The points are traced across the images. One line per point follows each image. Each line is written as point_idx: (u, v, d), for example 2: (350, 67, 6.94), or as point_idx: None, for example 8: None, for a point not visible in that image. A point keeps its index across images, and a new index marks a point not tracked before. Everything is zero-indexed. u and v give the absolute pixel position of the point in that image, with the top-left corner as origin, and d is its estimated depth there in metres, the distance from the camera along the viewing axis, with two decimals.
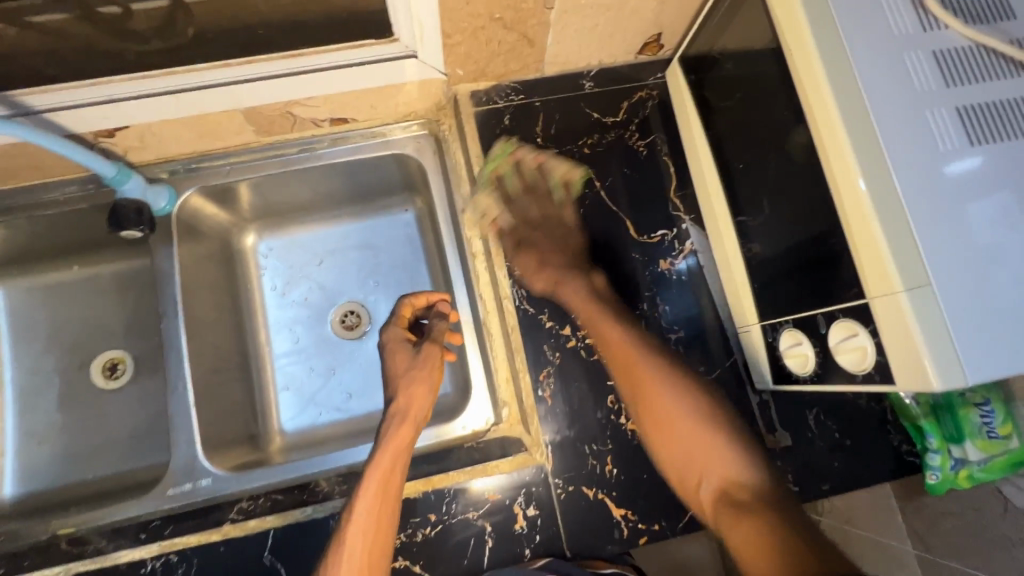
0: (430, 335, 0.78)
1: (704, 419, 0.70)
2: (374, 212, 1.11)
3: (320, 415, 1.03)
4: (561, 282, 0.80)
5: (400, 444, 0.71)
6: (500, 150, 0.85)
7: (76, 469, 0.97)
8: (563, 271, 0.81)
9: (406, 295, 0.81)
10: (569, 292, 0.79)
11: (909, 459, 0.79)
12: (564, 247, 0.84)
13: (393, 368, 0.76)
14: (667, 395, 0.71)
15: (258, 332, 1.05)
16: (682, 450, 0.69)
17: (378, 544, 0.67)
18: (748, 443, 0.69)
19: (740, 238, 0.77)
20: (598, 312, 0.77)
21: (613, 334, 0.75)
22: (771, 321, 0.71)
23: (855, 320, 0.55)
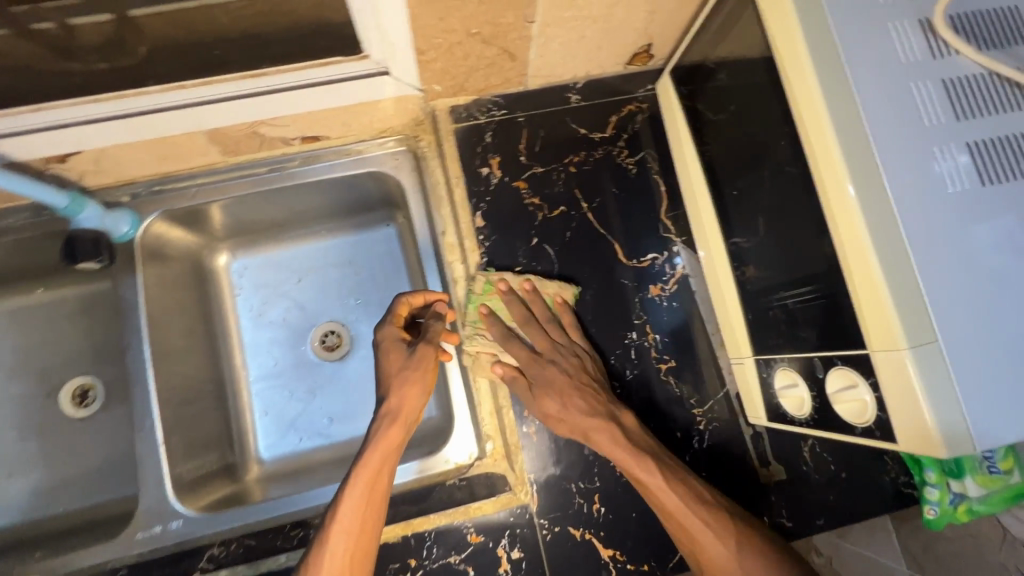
0: (425, 335, 0.77)
1: (756, 564, 0.63)
2: (354, 228, 1.06)
3: (300, 442, 0.99)
4: (591, 432, 0.72)
5: (390, 445, 0.71)
6: (483, 284, 0.79)
7: (47, 502, 0.94)
8: (587, 416, 0.72)
9: (404, 292, 0.79)
10: (602, 441, 0.71)
11: (906, 490, 0.77)
12: (579, 383, 0.75)
13: (387, 367, 0.77)
14: (709, 539, 0.65)
15: (234, 356, 1.01)
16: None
17: (362, 544, 0.66)
18: (796, 571, 0.63)
19: (734, 264, 0.73)
20: (633, 459, 0.68)
21: (655, 482, 0.67)
22: (765, 356, 0.67)
23: (855, 369, 0.52)
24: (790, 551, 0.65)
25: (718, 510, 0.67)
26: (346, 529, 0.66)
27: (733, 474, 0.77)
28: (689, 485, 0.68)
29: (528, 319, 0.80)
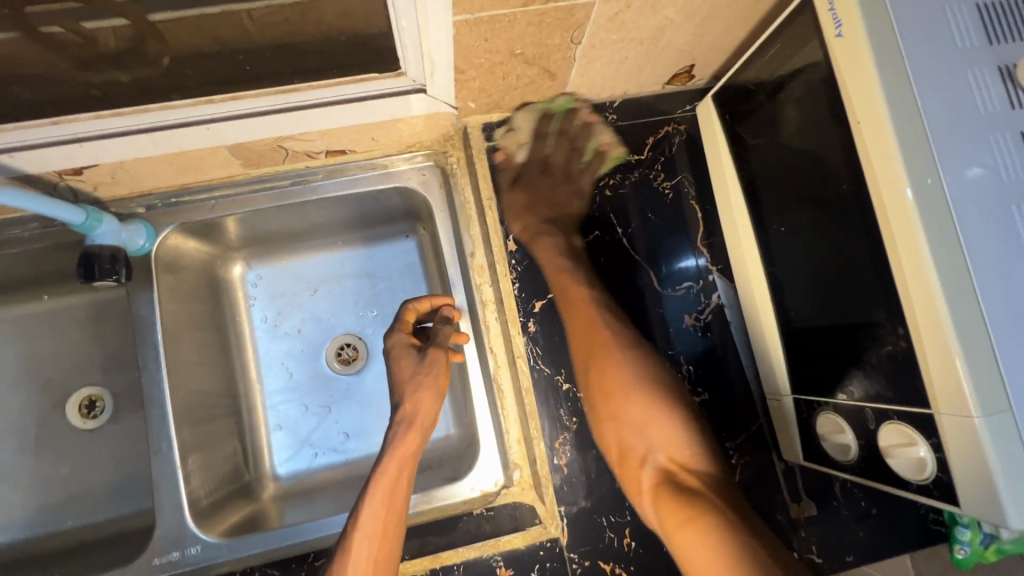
0: (434, 340, 0.77)
1: (656, 398, 0.72)
2: (373, 239, 1.03)
3: (316, 457, 0.98)
4: (540, 232, 0.79)
5: (407, 450, 0.72)
6: (564, 98, 0.78)
7: (55, 517, 0.92)
8: (542, 218, 0.80)
9: (410, 299, 0.79)
10: (543, 249, 0.78)
11: (936, 528, 0.76)
12: (555, 205, 0.82)
13: (399, 374, 0.77)
14: (625, 366, 0.73)
15: (248, 368, 0.99)
16: (628, 414, 0.72)
17: (385, 549, 0.66)
18: (694, 416, 0.73)
19: (775, 299, 0.70)
20: (568, 279, 0.76)
21: (583, 307, 0.75)
22: (807, 398, 0.66)
23: (913, 427, 0.51)
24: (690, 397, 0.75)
25: (640, 350, 0.74)
26: (367, 534, 0.67)
27: (766, 510, 0.75)
28: (613, 320, 0.75)
29: (563, 137, 0.83)
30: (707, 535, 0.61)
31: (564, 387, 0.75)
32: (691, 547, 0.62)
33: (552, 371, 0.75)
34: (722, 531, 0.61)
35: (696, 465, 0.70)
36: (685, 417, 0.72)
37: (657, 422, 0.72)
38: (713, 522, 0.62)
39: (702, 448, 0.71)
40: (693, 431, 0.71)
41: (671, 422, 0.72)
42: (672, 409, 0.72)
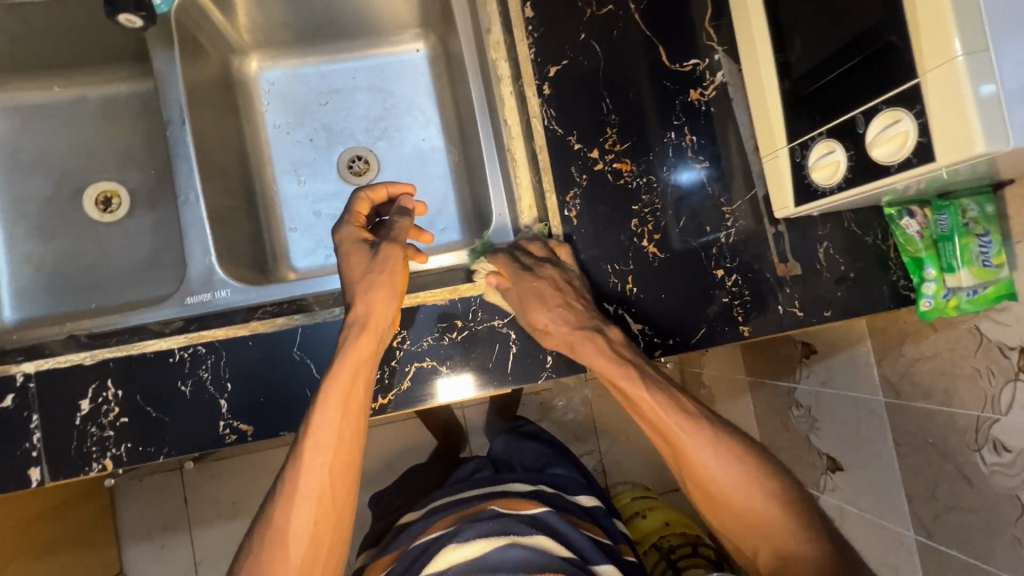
0: (390, 235, 0.71)
1: (749, 489, 0.67)
2: (383, 51, 1.04)
3: (329, 257, 1.01)
4: (576, 343, 0.71)
5: (361, 356, 0.67)
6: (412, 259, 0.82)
7: (77, 298, 0.95)
8: (573, 326, 0.71)
9: (363, 187, 0.75)
10: (589, 351, 0.70)
11: (904, 292, 0.86)
12: (564, 298, 0.73)
13: (350, 272, 0.70)
14: (704, 456, 0.67)
15: (265, 168, 1.02)
16: (740, 510, 0.67)
17: (339, 460, 0.66)
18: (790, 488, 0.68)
19: (783, 78, 0.73)
20: (619, 373, 0.69)
21: (646, 398, 0.68)
22: (801, 140, 0.71)
23: (903, 105, 0.57)
24: (782, 472, 0.69)
25: (723, 433, 0.69)
26: (320, 445, 0.65)
27: (755, 267, 0.82)
28: (686, 407, 0.69)
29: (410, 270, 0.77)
30: None
31: (576, 146, 0.80)
32: None
33: (565, 132, 0.80)
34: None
35: (805, 551, 0.65)
36: (780, 498, 0.67)
37: (761, 517, 0.67)
38: None
39: (807, 532, 0.66)
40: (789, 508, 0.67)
41: (765, 506, 0.67)
42: (767, 495, 0.67)
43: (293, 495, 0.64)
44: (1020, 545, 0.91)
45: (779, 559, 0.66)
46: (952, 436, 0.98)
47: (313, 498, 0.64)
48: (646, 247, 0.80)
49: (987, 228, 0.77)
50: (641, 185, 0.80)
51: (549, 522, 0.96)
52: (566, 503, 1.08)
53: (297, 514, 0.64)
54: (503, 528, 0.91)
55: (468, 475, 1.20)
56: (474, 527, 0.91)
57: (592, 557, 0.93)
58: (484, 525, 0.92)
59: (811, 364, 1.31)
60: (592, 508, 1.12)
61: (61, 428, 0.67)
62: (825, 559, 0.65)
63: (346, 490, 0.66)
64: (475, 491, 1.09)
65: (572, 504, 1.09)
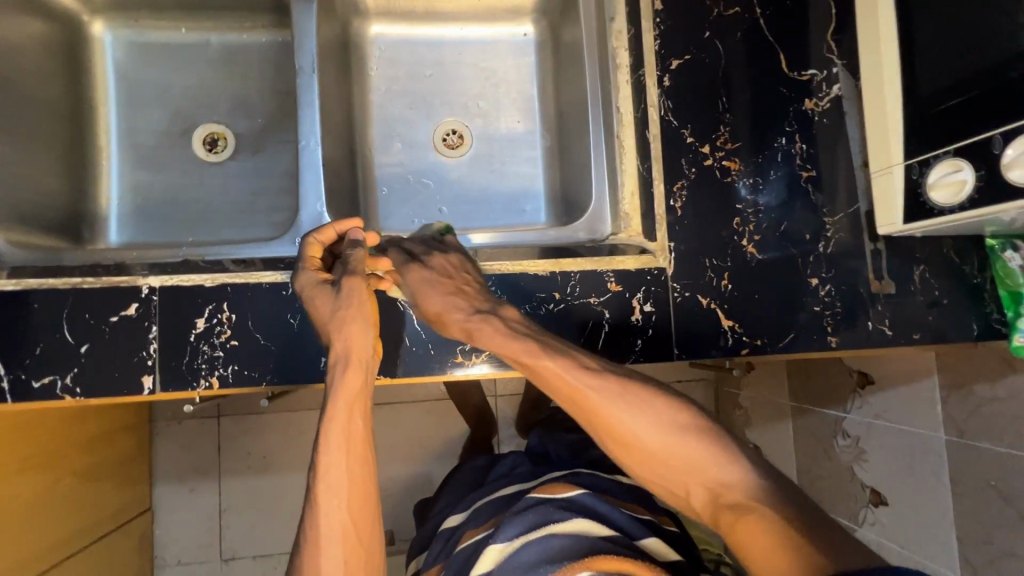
0: (347, 267, 0.69)
1: (664, 433, 0.61)
2: (493, 31, 1.07)
3: (415, 222, 1.04)
4: (472, 329, 0.68)
5: (353, 389, 0.65)
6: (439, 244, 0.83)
7: (176, 230, 0.99)
8: (466, 312, 0.69)
9: (309, 232, 0.72)
10: (489, 335, 0.67)
11: (997, 326, 0.85)
12: (457, 285, 0.71)
13: (317, 315, 0.67)
14: (613, 409, 0.62)
15: (366, 129, 1.05)
16: (660, 459, 0.61)
17: (358, 494, 0.64)
18: (698, 416, 0.63)
19: (908, 94, 0.73)
20: (517, 346, 0.65)
21: (548, 367, 0.63)
22: (921, 158, 0.72)
23: None
24: (686, 402, 0.64)
25: (624, 380, 0.64)
26: (333, 488, 0.63)
27: (850, 281, 0.82)
28: (586, 364, 0.65)
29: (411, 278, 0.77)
30: (770, 536, 0.53)
31: (688, 139, 0.81)
32: (761, 555, 0.53)
33: (680, 124, 0.82)
34: (782, 536, 0.53)
35: (738, 484, 0.58)
36: (700, 433, 0.61)
37: (688, 458, 0.60)
38: (767, 516, 0.55)
39: (732, 457, 0.60)
40: (713, 441, 0.61)
41: (684, 443, 0.61)
42: (681, 433, 0.61)
43: (317, 540, 0.62)
44: None
45: (708, 489, 0.59)
46: (1018, 480, 0.97)
47: (340, 542, 0.62)
48: (745, 246, 0.81)
49: None
50: (746, 185, 0.81)
51: (587, 504, 0.93)
52: (605, 482, 1.05)
53: (328, 561, 0.61)
54: (541, 517, 0.87)
55: (508, 472, 1.19)
56: (512, 523, 0.87)
57: (638, 535, 0.90)
58: (523, 517, 0.88)
59: (865, 394, 1.30)
60: (632, 486, 1.10)
61: (176, 342, 0.70)
62: (753, 482, 0.58)
63: (370, 528, 0.64)
64: (512, 489, 1.08)
65: (609, 481, 1.07)
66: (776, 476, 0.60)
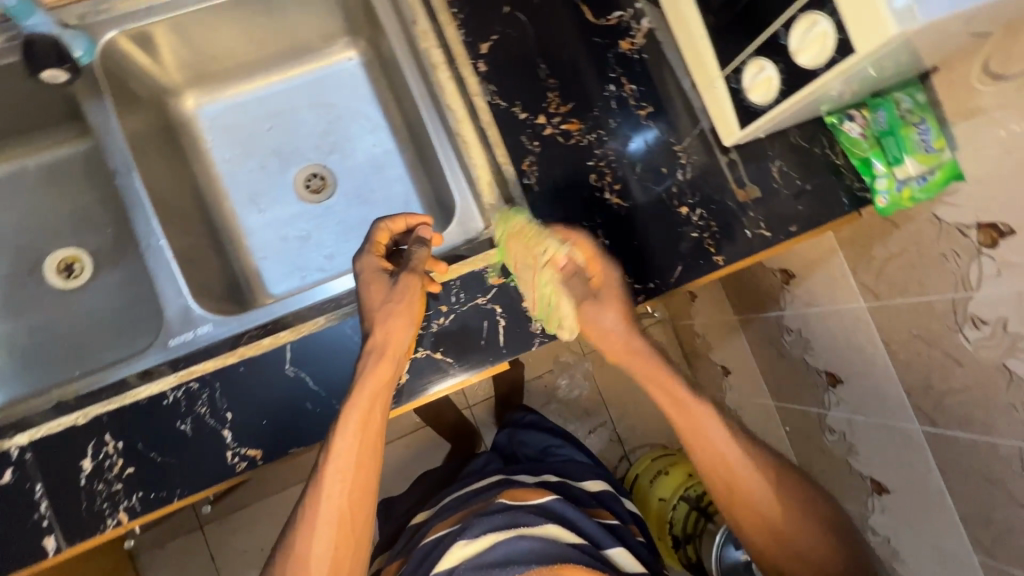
0: (408, 264, 0.73)
1: (789, 521, 0.77)
2: (318, 65, 1.05)
3: (306, 278, 1.01)
4: (628, 356, 0.83)
5: (380, 382, 0.70)
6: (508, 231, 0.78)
7: (56, 371, 0.92)
8: (630, 341, 0.82)
9: (384, 218, 0.76)
10: (644, 364, 0.83)
11: (861, 195, 0.89)
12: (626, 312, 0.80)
13: (368, 301, 0.73)
14: (749, 482, 0.78)
15: (223, 202, 1.01)
16: (778, 534, 0.77)
17: (359, 480, 0.71)
18: (811, 499, 0.79)
19: (703, 10, 0.75)
20: (680, 400, 0.80)
21: (706, 431, 0.79)
22: (734, 65, 0.74)
23: (816, 8, 0.59)
24: (807, 490, 0.79)
25: (765, 462, 0.80)
26: (340, 472, 0.70)
27: (717, 197, 0.84)
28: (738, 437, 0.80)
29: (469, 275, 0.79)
30: None
31: (521, 116, 0.81)
32: None
33: (509, 104, 0.81)
34: None
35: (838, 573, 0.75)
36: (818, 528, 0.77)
37: (804, 545, 0.76)
38: None
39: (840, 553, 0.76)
40: (827, 537, 0.77)
41: (802, 530, 0.77)
42: (804, 520, 0.77)
43: (314, 520, 0.70)
44: (1018, 410, 0.92)
45: (793, 555, 0.76)
46: (934, 323, 1.02)
47: (334, 525, 0.70)
48: (608, 199, 0.82)
49: (922, 116, 0.81)
50: (592, 141, 0.82)
51: (556, 511, 0.98)
52: (573, 493, 1.10)
53: (320, 537, 0.69)
54: (511, 520, 0.94)
55: (481, 470, 1.23)
56: (483, 522, 0.93)
57: (604, 543, 0.95)
58: (491, 519, 0.94)
59: (792, 289, 1.35)
60: (600, 491, 1.14)
61: (67, 492, 0.66)
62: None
63: (364, 511, 0.72)
64: (482, 484, 1.10)
65: (580, 491, 1.12)
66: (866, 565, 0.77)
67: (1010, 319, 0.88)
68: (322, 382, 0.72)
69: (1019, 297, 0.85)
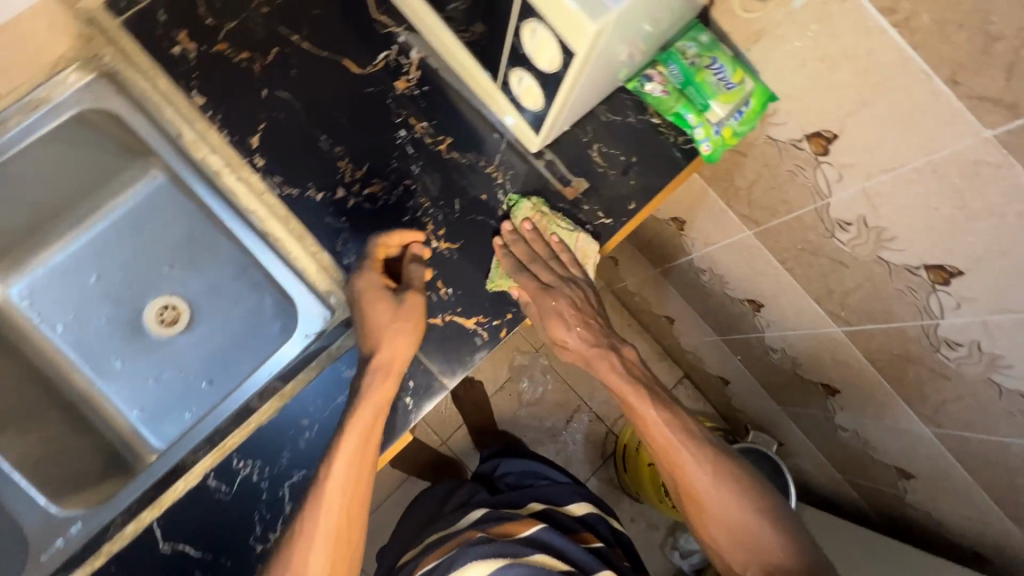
0: (410, 284, 0.74)
1: (738, 508, 0.75)
2: (120, 197, 0.96)
3: (189, 415, 0.96)
4: (591, 358, 0.80)
5: (383, 399, 0.69)
6: (526, 214, 0.80)
7: None
8: (590, 342, 0.80)
9: (379, 233, 0.74)
10: (603, 367, 0.80)
11: (686, 148, 0.86)
12: (581, 317, 0.79)
13: (373, 319, 0.71)
14: (696, 470, 0.76)
15: (72, 375, 0.94)
16: (727, 523, 0.75)
17: (356, 497, 0.69)
18: (755, 486, 0.77)
19: (459, 31, 0.72)
20: (627, 389, 0.79)
21: (651, 420, 0.78)
22: (502, 79, 0.70)
23: (528, 18, 0.57)
24: (755, 480, 0.78)
25: (713, 452, 0.78)
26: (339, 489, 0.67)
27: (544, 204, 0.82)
28: (687, 428, 0.79)
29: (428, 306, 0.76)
30: None
31: (319, 197, 0.77)
32: None
33: (301, 189, 0.76)
34: None
35: (785, 561, 0.73)
36: (768, 516, 0.75)
37: (751, 533, 0.74)
38: None
39: (789, 539, 0.74)
40: (778, 525, 0.75)
41: (750, 520, 0.75)
42: (752, 510, 0.75)
43: (309, 540, 0.66)
44: (907, 293, 0.93)
45: (739, 538, 0.75)
46: (811, 235, 1.01)
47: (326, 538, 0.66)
48: (437, 247, 0.78)
49: (713, 56, 0.79)
50: (400, 195, 0.78)
51: (543, 539, 0.97)
52: (558, 519, 1.10)
53: (315, 557, 0.66)
54: (502, 548, 0.92)
55: (467, 501, 1.18)
56: (473, 551, 0.91)
57: (592, 566, 0.97)
58: (482, 547, 0.92)
59: (688, 233, 1.34)
60: (586, 514, 1.14)
61: None
62: (803, 564, 0.72)
63: (358, 528, 0.70)
64: (468, 518, 1.06)
65: (564, 517, 1.12)
66: (819, 551, 0.75)
67: (867, 215, 0.88)
68: (202, 543, 0.69)
69: (866, 193, 0.85)
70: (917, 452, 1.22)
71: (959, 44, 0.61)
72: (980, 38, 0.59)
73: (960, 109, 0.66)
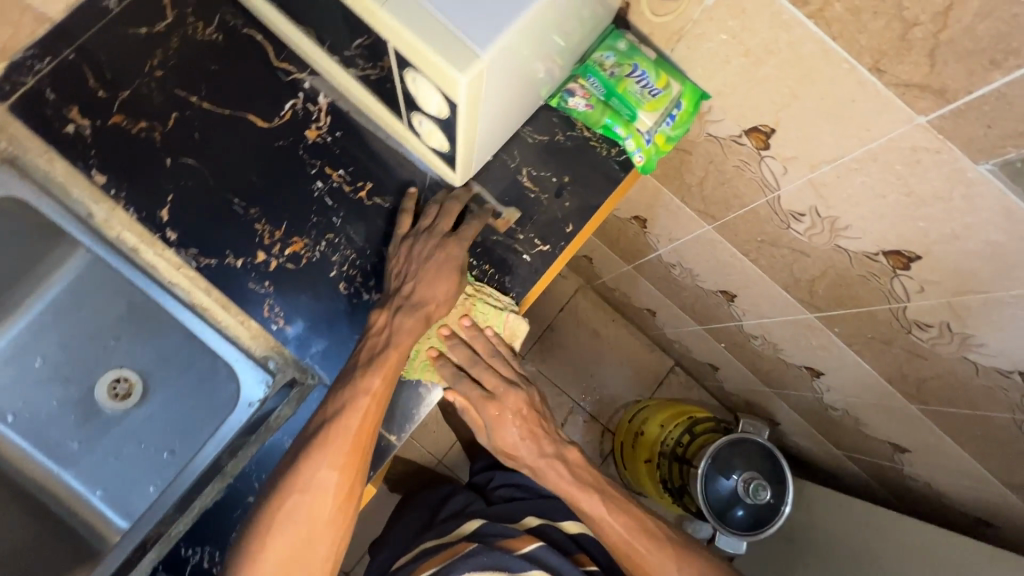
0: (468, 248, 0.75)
1: None
2: (50, 276, 0.93)
3: (152, 487, 0.93)
4: (539, 468, 0.79)
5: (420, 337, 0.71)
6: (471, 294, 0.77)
7: None
8: (536, 454, 0.79)
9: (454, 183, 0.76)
10: (554, 473, 0.80)
11: (620, 160, 0.83)
12: (530, 426, 0.79)
13: (435, 264, 0.72)
14: (658, 566, 0.78)
15: (27, 463, 0.93)
16: None
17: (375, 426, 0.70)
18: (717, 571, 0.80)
19: (356, 75, 0.68)
20: (580, 494, 0.79)
21: (609, 523, 0.78)
22: (407, 122, 0.68)
23: (408, 71, 0.55)
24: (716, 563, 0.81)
25: (673, 544, 0.80)
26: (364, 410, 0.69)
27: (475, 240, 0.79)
28: (644, 522, 0.80)
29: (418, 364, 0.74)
30: None
31: (238, 264, 0.74)
32: None
33: (219, 258, 0.74)
34: None
35: None
36: None
37: None
38: None
39: None
40: None
41: None
42: None
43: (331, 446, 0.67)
44: (871, 278, 0.89)
45: None
46: (768, 226, 0.97)
47: (347, 451, 0.67)
48: (368, 297, 0.76)
49: (633, 63, 0.74)
50: (324, 250, 0.75)
51: (539, 558, 0.95)
52: (552, 537, 1.06)
53: (332, 463, 0.67)
54: (497, 562, 0.91)
55: (461, 511, 1.13)
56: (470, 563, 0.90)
57: None
58: (478, 560, 0.90)
59: (651, 231, 1.30)
60: (579, 533, 1.09)
61: None
62: None
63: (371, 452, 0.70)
64: (463, 529, 1.04)
65: (557, 533, 1.07)
66: None
67: (818, 206, 0.84)
68: None
69: (812, 184, 0.81)
70: (910, 429, 1.19)
71: (877, 32, 0.57)
72: (897, 24, 0.56)
73: (890, 97, 0.62)
